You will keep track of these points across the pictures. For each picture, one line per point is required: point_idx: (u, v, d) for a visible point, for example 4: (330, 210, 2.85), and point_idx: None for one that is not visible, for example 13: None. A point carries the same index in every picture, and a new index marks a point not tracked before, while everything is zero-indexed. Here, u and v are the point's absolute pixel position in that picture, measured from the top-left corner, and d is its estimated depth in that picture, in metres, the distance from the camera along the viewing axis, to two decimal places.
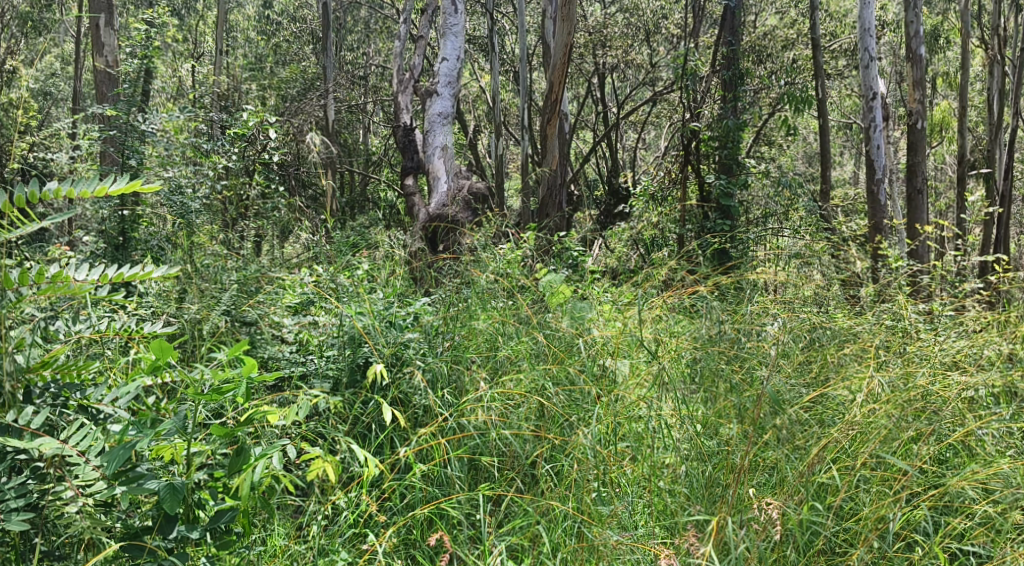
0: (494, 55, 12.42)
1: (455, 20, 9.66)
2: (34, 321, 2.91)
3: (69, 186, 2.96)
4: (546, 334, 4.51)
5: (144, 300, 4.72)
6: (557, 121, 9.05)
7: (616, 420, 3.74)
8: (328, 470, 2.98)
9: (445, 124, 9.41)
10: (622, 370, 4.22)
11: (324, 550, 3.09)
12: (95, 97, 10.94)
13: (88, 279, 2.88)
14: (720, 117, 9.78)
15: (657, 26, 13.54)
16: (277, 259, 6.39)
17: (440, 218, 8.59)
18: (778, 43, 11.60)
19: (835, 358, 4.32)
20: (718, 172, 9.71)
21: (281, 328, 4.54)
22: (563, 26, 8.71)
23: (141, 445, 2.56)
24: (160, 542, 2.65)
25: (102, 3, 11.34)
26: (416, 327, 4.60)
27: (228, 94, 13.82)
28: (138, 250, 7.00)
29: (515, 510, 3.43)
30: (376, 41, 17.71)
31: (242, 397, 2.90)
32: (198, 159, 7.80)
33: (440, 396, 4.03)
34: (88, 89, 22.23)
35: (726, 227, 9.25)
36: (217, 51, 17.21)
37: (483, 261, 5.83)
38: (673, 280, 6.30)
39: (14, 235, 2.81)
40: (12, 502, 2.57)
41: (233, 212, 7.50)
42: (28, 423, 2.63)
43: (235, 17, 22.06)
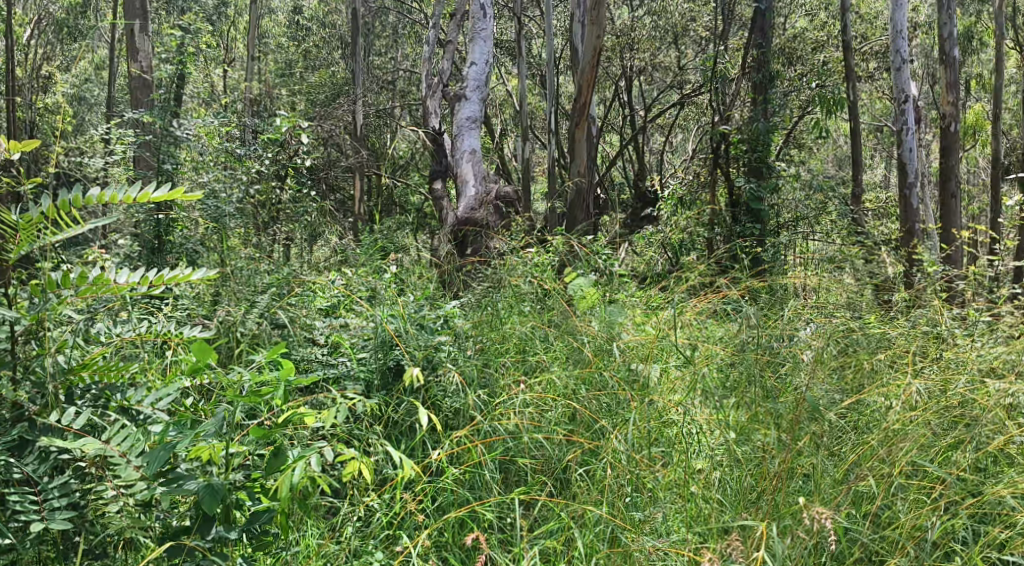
0: (522, 58, 12.36)
1: (483, 23, 9.64)
2: (74, 324, 2.95)
3: (111, 191, 3.02)
4: (578, 339, 4.52)
5: (180, 303, 4.82)
6: (585, 124, 9.01)
7: (651, 425, 3.72)
8: (364, 471, 2.98)
9: (473, 128, 9.43)
10: (652, 374, 4.20)
11: (358, 552, 3.11)
12: (130, 103, 11.09)
13: (128, 281, 2.91)
14: (750, 120, 9.60)
15: (686, 29, 13.21)
16: (308, 263, 6.48)
17: (470, 222, 8.60)
18: (809, 45, 11.46)
19: (869, 363, 4.30)
20: (748, 176, 9.50)
21: (313, 329, 4.58)
22: (591, 30, 8.69)
23: (180, 446, 2.58)
24: (199, 542, 2.67)
25: (136, 10, 11.48)
26: (447, 331, 4.62)
27: (258, 99, 13.99)
28: (175, 254, 7.10)
29: (548, 514, 3.41)
30: (403, 46, 17.82)
31: (279, 400, 2.89)
32: (232, 164, 7.92)
33: (473, 398, 4.04)
34: (124, 95, 22.63)
35: (756, 231, 9.18)
36: (248, 57, 17.41)
37: (513, 264, 5.86)
38: (702, 285, 6.29)
39: (55, 240, 2.86)
40: (56, 501, 2.62)
41: (264, 216, 7.60)
42: (72, 423, 2.68)
43: (266, 23, 22.31)
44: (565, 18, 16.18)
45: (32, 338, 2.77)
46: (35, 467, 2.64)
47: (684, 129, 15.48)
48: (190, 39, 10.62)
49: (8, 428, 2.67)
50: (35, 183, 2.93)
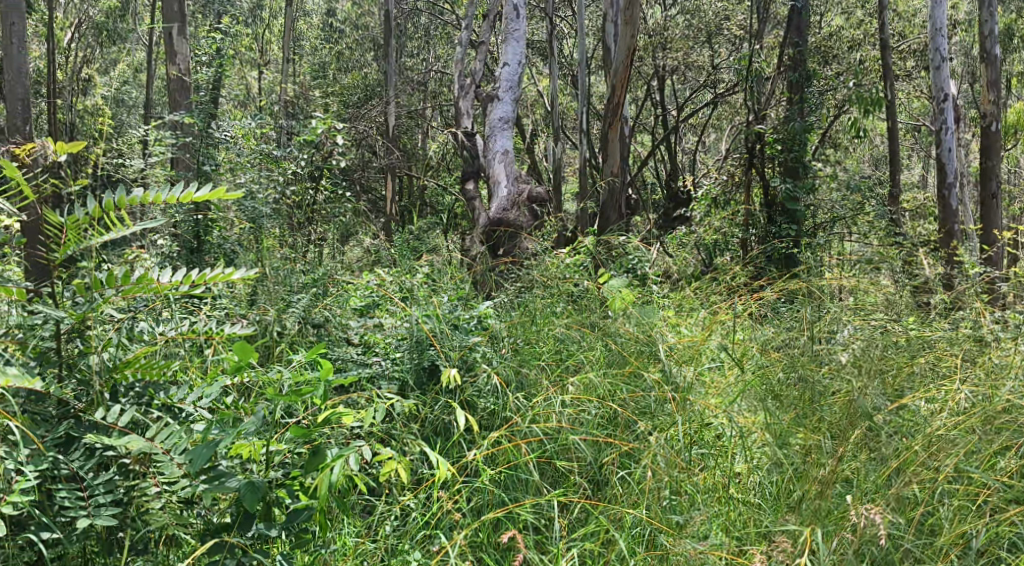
0: (553, 58, 12.29)
1: (516, 24, 9.62)
2: (118, 323, 3.01)
3: (155, 192, 3.07)
4: (614, 340, 4.51)
5: (219, 302, 4.89)
6: (619, 125, 8.96)
7: (690, 428, 3.70)
8: (401, 471, 2.99)
9: (506, 128, 9.43)
10: (689, 376, 4.17)
11: (395, 551, 3.13)
12: (168, 105, 11.25)
13: (170, 281, 2.97)
14: (787, 119, 9.52)
15: (719, 28, 13.02)
16: (344, 263, 6.55)
17: (501, 222, 8.61)
18: (845, 44, 11.27)
19: (912, 367, 4.25)
20: (784, 175, 9.42)
21: (348, 329, 4.62)
22: (625, 30, 8.64)
23: (223, 444, 2.61)
24: (239, 539, 2.69)
25: (175, 13, 11.66)
26: (482, 332, 4.62)
27: (293, 101, 14.14)
28: (213, 254, 7.20)
29: (585, 516, 3.40)
30: (435, 47, 17.89)
31: (320, 399, 2.92)
32: (268, 165, 8.02)
33: (508, 400, 4.04)
34: (161, 97, 23.00)
35: (792, 232, 9.08)
36: (283, 59, 17.62)
37: (548, 264, 5.86)
38: (738, 286, 6.25)
39: (100, 243, 2.91)
40: (101, 497, 2.66)
41: (299, 216, 7.68)
42: (116, 420, 2.72)
43: (301, 25, 22.54)
44: (597, 18, 16.13)
45: (76, 336, 2.84)
46: (81, 464, 2.70)
47: (717, 128, 15.37)
48: (226, 41, 10.76)
49: (54, 425, 2.72)
50: (80, 185, 3.00)
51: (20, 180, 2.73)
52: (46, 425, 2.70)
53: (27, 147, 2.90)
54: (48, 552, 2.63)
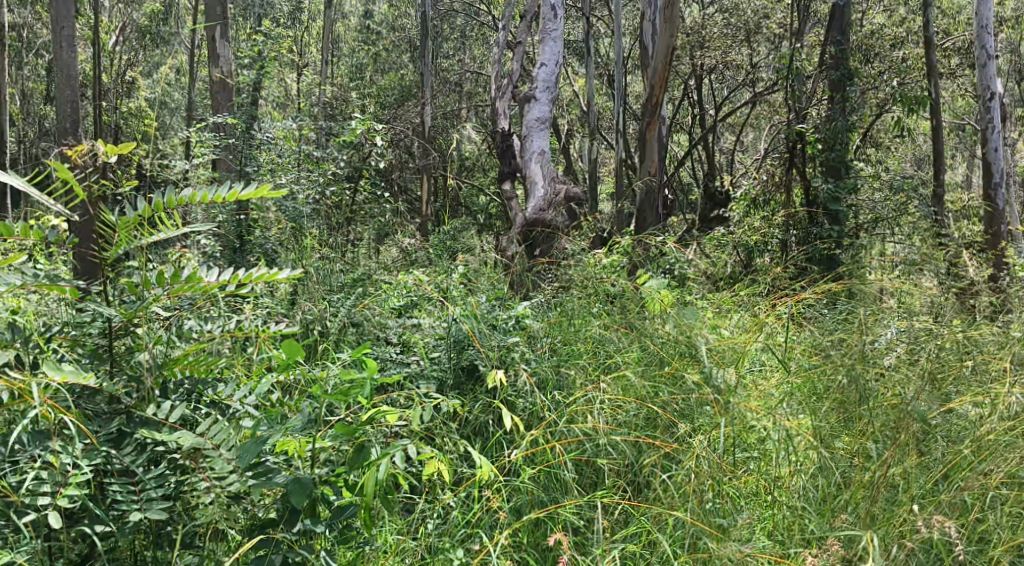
0: (590, 58, 12.22)
1: (555, 24, 9.58)
2: (167, 321, 3.06)
3: (202, 192, 3.13)
4: (653, 340, 4.51)
5: (261, 301, 4.95)
6: (657, 124, 8.90)
7: (734, 431, 3.70)
8: (443, 470, 3.02)
9: (543, 128, 9.43)
10: (730, 378, 4.15)
11: (437, 549, 3.14)
12: (211, 107, 11.43)
13: (218, 280, 3.01)
14: (829, 118, 9.42)
15: (759, 26, 12.86)
16: (382, 262, 6.60)
17: (539, 222, 8.63)
18: (887, 41, 11.08)
19: (959, 371, 4.20)
20: (826, 176, 9.32)
21: (387, 329, 4.66)
22: (664, 28, 8.55)
23: (271, 440, 2.65)
24: (286, 534, 2.72)
25: (217, 16, 11.82)
26: (521, 332, 4.64)
27: (332, 103, 14.26)
28: (254, 254, 7.30)
29: (628, 517, 3.38)
30: (471, 48, 17.93)
31: (364, 397, 2.95)
32: (309, 166, 8.11)
33: (548, 400, 4.04)
34: (203, 100, 23.34)
35: (834, 233, 8.94)
36: (322, 61, 17.78)
37: (586, 265, 5.85)
38: (777, 287, 6.20)
39: (151, 242, 2.97)
40: (152, 491, 2.70)
41: (339, 216, 7.76)
42: (167, 417, 2.77)
43: (340, 28, 22.72)
44: (635, 18, 16.04)
45: (127, 333, 2.89)
46: (132, 458, 2.74)
47: (756, 127, 15.24)
48: (267, 43, 10.87)
49: (106, 421, 2.78)
50: (132, 186, 3.06)
51: (74, 182, 2.79)
52: (99, 422, 2.76)
53: (79, 148, 2.96)
54: (101, 545, 2.68)
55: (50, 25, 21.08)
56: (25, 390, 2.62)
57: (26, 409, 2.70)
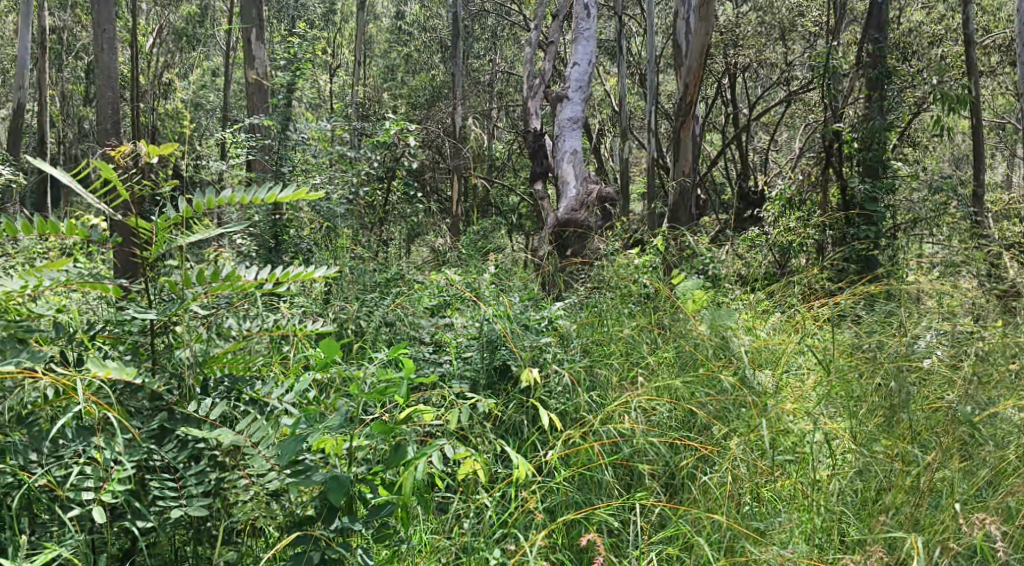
0: (621, 58, 12.15)
1: (588, 23, 9.53)
2: (209, 319, 3.09)
3: (243, 193, 3.15)
4: (688, 341, 4.48)
5: (296, 300, 4.97)
6: (691, 123, 8.83)
7: (772, 434, 3.67)
8: (480, 470, 3.02)
9: (575, 128, 9.39)
10: (767, 381, 4.12)
11: (472, 548, 3.13)
12: (246, 108, 11.57)
13: (256, 279, 3.04)
14: (866, 117, 9.28)
15: (794, 24, 12.66)
16: (416, 262, 6.63)
17: (571, 223, 8.62)
18: (925, 39, 10.90)
19: (1003, 374, 4.15)
20: (864, 175, 9.20)
21: (420, 329, 4.68)
22: (700, 27, 8.46)
23: (309, 438, 2.66)
24: (323, 531, 2.73)
25: (252, 18, 11.92)
26: (553, 333, 4.62)
27: (364, 103, 14.33)
28: (289, 253, 7.36)
29: (665, 519, 3.35)
30: (503, 48, 17.93)
31: (402, 396, 2.95)
32: (343, 166, 8.16)
33: (582, 401, 4.03)
34: (238, 101, 23.59)
35: (872, 233, 8.79)
36: (354, 63, 17.89)
37: (619, 265, 5.82)
38: (813, 287, 6.12)
39: (191, 242, 3.00)
40: (193, 487, 2.73)
41: (373, 216, 7.80)
42: (208, 414, 2.81)
43: (372, 29, 22.82)
44: (668, 17, 15.92)
45: (168, 331, 2.92)
46: (173, 454, 2.77)
47: (790, 126, 15.07)
48: (300, 45, 10.95)
49: (149, 417, 2.82)
50: (173, 186, 3.09)
51: (116, 182, 2.82)
52: (141, 418, 2.80)
53: (122, 148, 3.00)
54: (143, 539, 2.72)
55: (90, 29, 21.46)
56: (71, 386, 2.67)
57: (70, 406, 2.75)
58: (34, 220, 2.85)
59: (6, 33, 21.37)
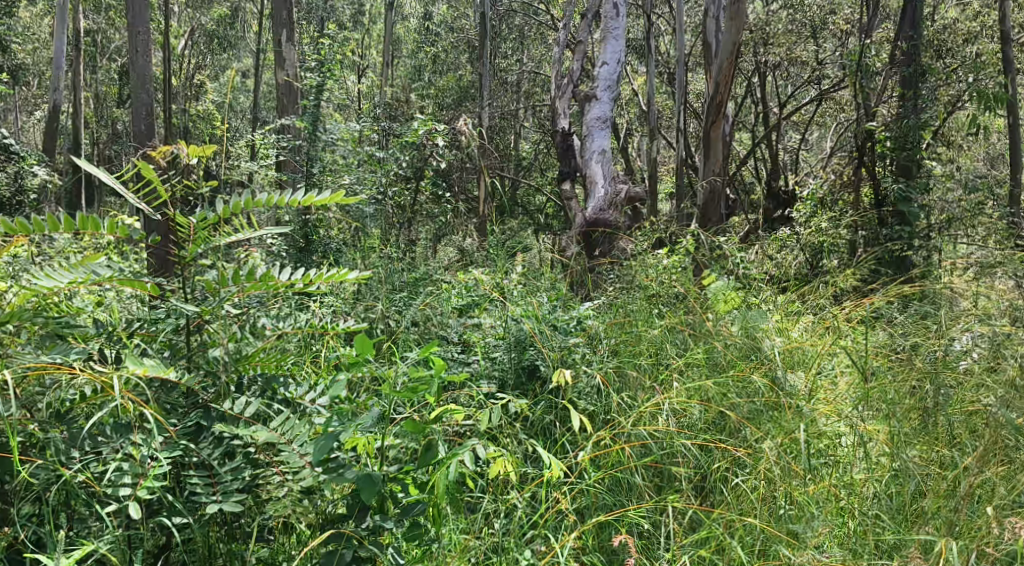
0: (650, 56, 12.04)
1: (617, 22, 9.48)
2: (244, 318, 3.12)
3: (279, 196, 3.19)
4: (719, 341, 4.45)
5: (326, 300, 5.01)
6: (722, 122, 8.77)
7: (806, 437, 3.64)
8: (512, 471, 3.02)
9: (603, 128, 9.36)
10: (800, 383, 4.07)
11: (503, 548, 3.13)
12: (277, 109, 11.67)
13: (291, 279, 3.06)
14: (900, 116, 9.15)
15: (825, 22, 12.64)
16: (444, 262, 6.65)
17: (599, 223, 8.60)
18: (960, 36, 10.73)
19: None
20: (897, 175, 9.07)
21: (448, 329, 4.69)
22: (731, 25, 8.38)
23: (342, 435, 2.68)
24: (357, 530, 2.74)
25: (283, 20, 12.02)
26: (582, 333, 4.60)
27: (392, 104, 14.39)
28: (319, 253, 7.41)
29: (697, 522, 3.33)
30: (530, 48, 17.93)
31: (434, 396, 2.96)
32: (372, 167, 8.20)
33: (612, 401, 4.02)
34: (268, 102, 23.79)
35: (905, 234, 8.64)
36: (382, 64, 17.98)
37: (649, 265, 5.79)
38: (846, 288, 6.05)
39: (227, 241, 3.04)
40: (228, 484, 2.75)
41: (401, 216, 7.84)
42: (243, 412, 2.83)
43: (400, 29, 22.91)
44: (697, 16, 15.81)
45: (204, 329, 2.95)
46: (209, 451, 2.79)
47: (822, 125, 14.91)
48: (330, 46, 11.02)
49: (185, 415, 2.85)
50: (211, 186, 3.12)
51: (156, 182, 2.87)
52: (178, 416, 2.83)
53: (161, 150, 3.03)
54: (178, 535, 2.75)
55: (123, 31, 21.75)
56: (109, 384, 2.70)
57: (108, 403, 2.78)
58: (74, 218, 2.90)
59: (43, 36, 21.71)
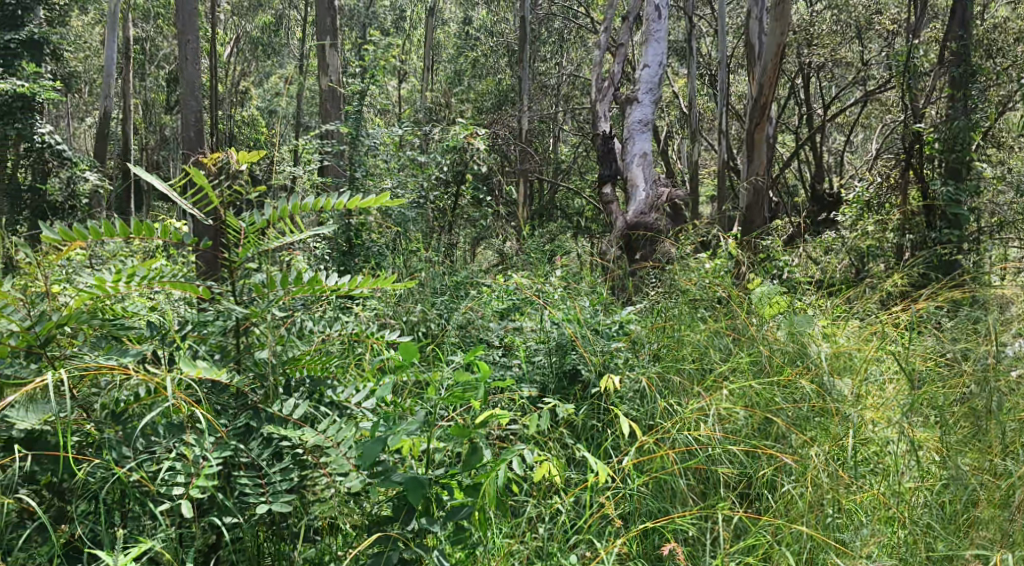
0: (692, 58, 11.83)
1: (659, 25, 9.40)
2: (291, 320, 3.17)
3: (325, 200, 3.22)
4: (764, 346, 4.40)
5: (369, 303, 5.05)
6: (766, 125, 8.68)
7: (854, 443, 3.60)
8: (557, 475, 3.02)
9: (645, 130, 9.31)
10: (847, 388, 4.02)
11: (548, 552, 3.14)
12: (319, 114, 11.79)
13: (337, 283, 3.10)
14: (950, 117, 8.92)
15: (870, 22, 12.38)
16: (485, 266, 6.68)
17: (639, 226, 8.59)
18: (1011, 36, 10.48)
19: None
20: (946, 178, 8.86)
21: (490, 332, 4.69)
22: (776, 26, 8.26)
23: (390, 440, 2.71)
24: (402, 532, 2.78)
25: (326, 27, 12.15)
26: (624, 338, 4.59)
27: (432, 108, 14.44)
28: (362, 257, 7.49)
29: (743, 529, 3.30)
30: (570, 51, 17.89)
31: (478, 400, 2.97)
32: (414, 171, 8.25)
33: (656, 406, 4.00)
34: (311, 107, 24.07)
35: (955, 238, 8.45)
36: (422, 69, 18.09)
37: (691, 268, 5.74)
38: (892, 293, 5.95)
39: (275, 245, 3.08)
40: (278, 484, 2.80)
41: (442, 221, 7.88)
42: (292, 414, 2.88)
43: (440, 34, 23.02)
44: (739, 16, 15.63)
45: (254, 332, 3.01)
46: (259, 452, 2.84)
47: (867, 127, 14.68)
48: (371, 51, 11.10)
49: (236, 416, 2.90)
50: (261, 191, 3.15)
51: (208, 187, 2.92)
52: (228, 417, 2.88)
53: (213, 155, 3.08)
54: (228, 534, 2.80)
55: (170, 39, 22.15)
56: (162, 385, 2.76)
57: (159, 403, 2.84)
58: (128, 223, 2.96)
59: (93, 44, 22.20)
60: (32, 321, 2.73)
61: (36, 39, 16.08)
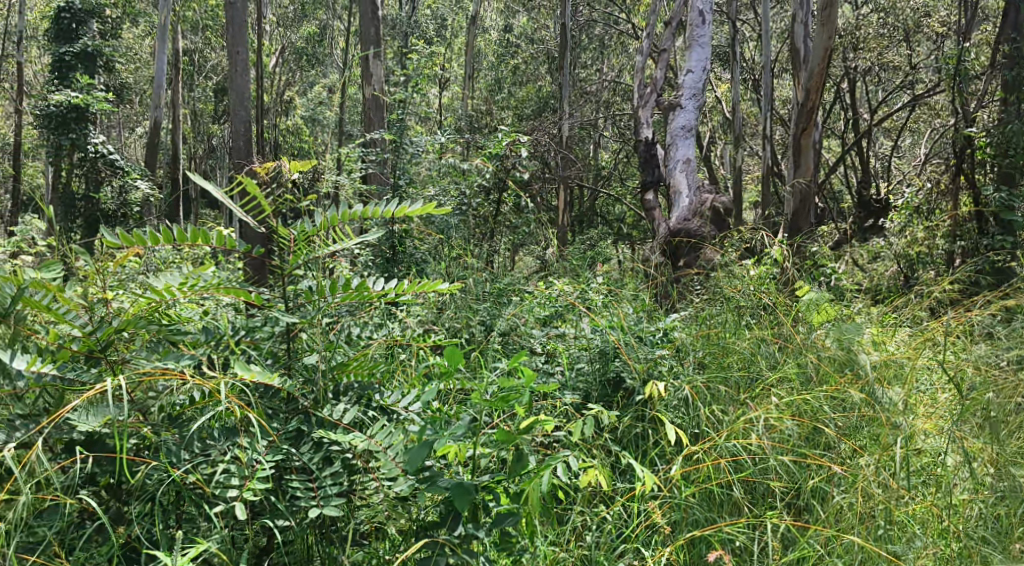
0: (735, 63, 11.73)
1: (703, 30, 9.33)
2: (339, 326, 3.21)
3: (372, 207, 3.27)
4: (811, 355, 4.35)
5: (413, 310, 5.07)
6: (813, 130, 8.58)
7: (905, 453, 3.54)
8: (604, 482, 3.02)
9: (688, 136, 9.24)
10: (897, 396, 3.96)
11: (593, 560, 3.14)
12: (362, 123, 11.90)
13: (384, 289, 3.15)
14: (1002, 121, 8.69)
15: (918, 25, 12.17)
16: (527, 273, 6.68)
17: (683, 232, 8.55)
18: None
19: None
20: (998, 183, 8.64)
21: (533, 338, 4.69)
22: (823, 30, 8.16)
23: (437, 445, 2.73)
24: (449, 537, 2.78)
25: (370, 36, 12.27)
26: (668, 345, 4.55)
27: (473, 115, 14.48)
28: (404, 264, 7.53)
29: (792, 538, 3.27)
30: (611, 57, 17.85)
31: (524, 406, 2.97)
32: (456, 178, 8.29)
33: (701, 414, 3.97)
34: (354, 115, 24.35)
35: (1009, 245, 8.18)
36: (463, 77, 18.19)
37: (735, 275, 5.69)
38: (943, 301, 5.83)
39: (325, 252, 3.13)
40: (329, 488, 2.82)
41: (484, 227, 7.91)
42: (342, 419, 2.92)
43: (481, 42, 23.15)
44: (783, 20, 15.46)
45: (304, 337, 3.05)
46: (309, 457, 2.87)
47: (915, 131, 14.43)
48: (413, 59, 11.17)
49: (287, 421, 2.94)
50: (311, 198, 3.20)
51: (259, 195, 2.95)
52: (280, 421, 2.93)
53: (265, 164, 3.14)
54: (280, 536, 2.84)
55: (217, 50, 22.56)
56: (216, 389, 2.81)
57: (213, 407, 2.90)
58: (184, 230, 3.02)
59: (143, 55, 22.68)
60: (93, 327, 2.80)
61: (90, 52, 16.52)
